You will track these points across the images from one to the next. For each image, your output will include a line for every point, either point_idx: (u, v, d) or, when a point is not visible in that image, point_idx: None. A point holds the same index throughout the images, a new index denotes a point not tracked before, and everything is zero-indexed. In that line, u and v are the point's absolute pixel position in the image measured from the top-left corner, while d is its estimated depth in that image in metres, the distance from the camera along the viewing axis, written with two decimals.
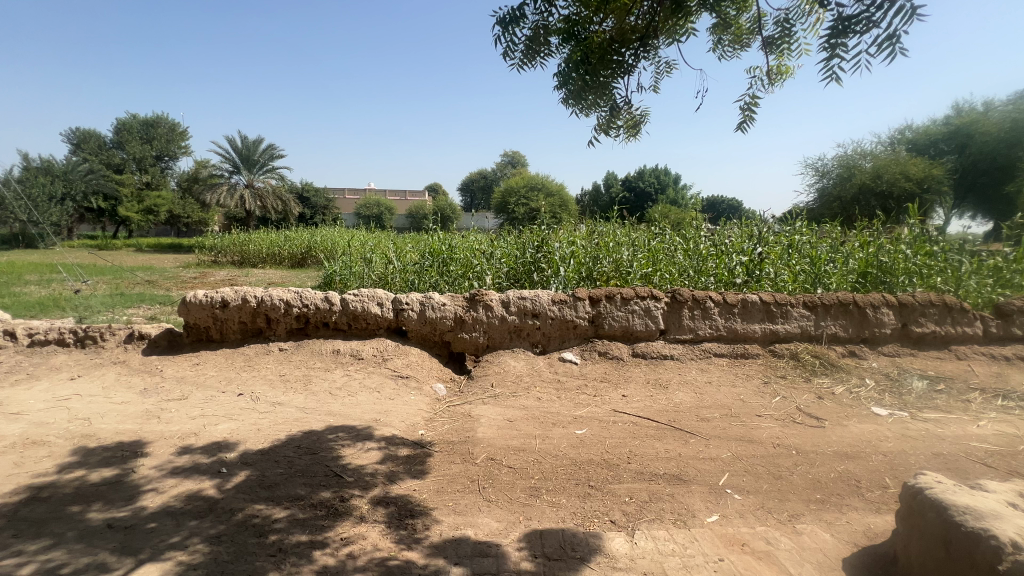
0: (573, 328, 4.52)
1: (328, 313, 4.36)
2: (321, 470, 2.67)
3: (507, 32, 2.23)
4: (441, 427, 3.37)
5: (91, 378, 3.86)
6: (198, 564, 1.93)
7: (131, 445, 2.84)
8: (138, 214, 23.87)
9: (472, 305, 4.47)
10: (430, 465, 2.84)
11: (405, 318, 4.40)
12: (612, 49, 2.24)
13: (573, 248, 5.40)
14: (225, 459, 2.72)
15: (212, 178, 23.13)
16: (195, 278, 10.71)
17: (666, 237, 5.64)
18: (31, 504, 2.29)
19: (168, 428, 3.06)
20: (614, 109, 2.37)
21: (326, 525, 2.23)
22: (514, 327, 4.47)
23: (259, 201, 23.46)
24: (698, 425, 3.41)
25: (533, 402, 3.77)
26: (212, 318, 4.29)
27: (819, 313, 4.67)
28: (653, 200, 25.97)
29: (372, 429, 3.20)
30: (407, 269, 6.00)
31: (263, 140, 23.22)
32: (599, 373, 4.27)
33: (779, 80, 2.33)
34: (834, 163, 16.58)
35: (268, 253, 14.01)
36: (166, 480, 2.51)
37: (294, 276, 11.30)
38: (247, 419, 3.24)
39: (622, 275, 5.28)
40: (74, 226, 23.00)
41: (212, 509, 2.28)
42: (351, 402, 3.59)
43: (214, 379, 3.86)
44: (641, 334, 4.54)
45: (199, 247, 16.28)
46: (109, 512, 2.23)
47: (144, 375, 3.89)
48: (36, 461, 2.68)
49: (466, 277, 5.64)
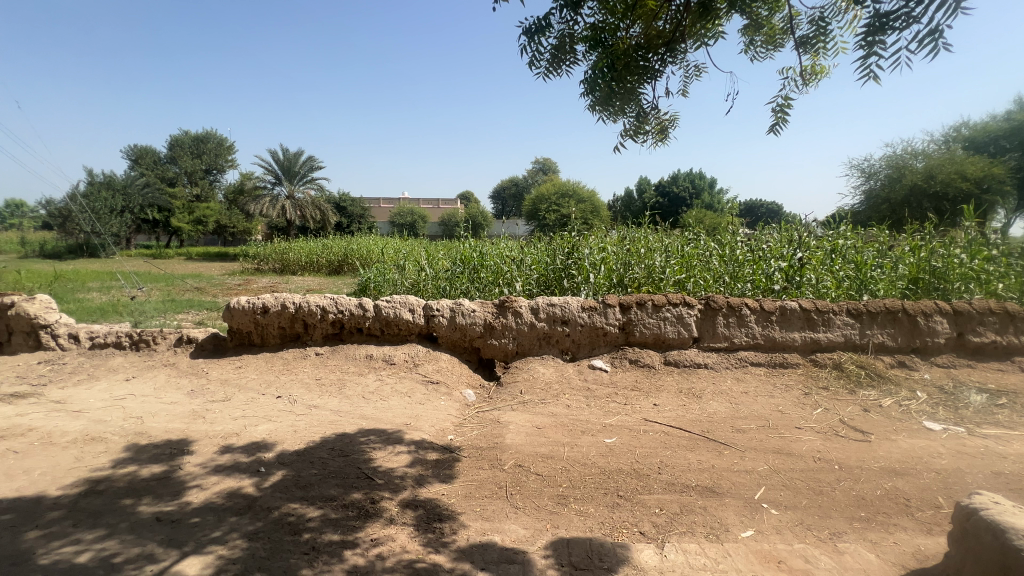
0: (603, 335, 4.48)
1: (362, 319, 4.48)
2: (353, 472, 2.74)
3: (533, 42, 2.26)
4: (470, 433, 3.40)
5: (144, 379, 4.11)
6: (236, 558, 2.01)
7: (179, 443, 3.01)
8: (189, 223, 25.39)
9: (502, 311, 4.50)
10: (458, 470, 2.87)
11: (436, 324, 4.47)
12: (638, 56, 2.24)
13: (604, 254, 5.35)
14: (263, 458, 2.84)
15: (258, 191, 24.46)
16: (241, 284, 11.22)
17: (700, 243, 5.53)
18: (89, 496, 2.45)
19: (212, 428, 3.22)
20: (642, 115, 2.34)
21: (357, 525, 2.29)
22: (543, 333, 4.47)
23: (300, 210, 24.46)
24: (733, 437, 3.30)
25: (562, 409, 3.75)
26: (254, 323, 4.48)
27: (864, 321, 4.45)
28: (688, 205, 25.42)
29: (403, 432, 3.27)
30: (438, 275, 6.11)
31: (304, 153, 24.18)
32: (630, 381, 4.21)
33: (813, 80, 2.26)
34: (882, 163, 15.77)
35: (306, 261, 14.56)
36: (209, 477, 2.63)
37: (334, 281, 11.87)
38: (285, 421, 3.37)
39: (654, 281, 5.20)
40: (131, 236, 24.78)
41: (250, 506, 2.37)
42: (382, 406, 3.68)
43: (255, 382, 4.04)
44: (673, 342, 4.45)
45: (243, 255, 17.07)
46: (158, 506, 2.36)
47: (191, 377, 4.11)
48: (93, 455, 2.87)
49: (496, 284, 5.72)
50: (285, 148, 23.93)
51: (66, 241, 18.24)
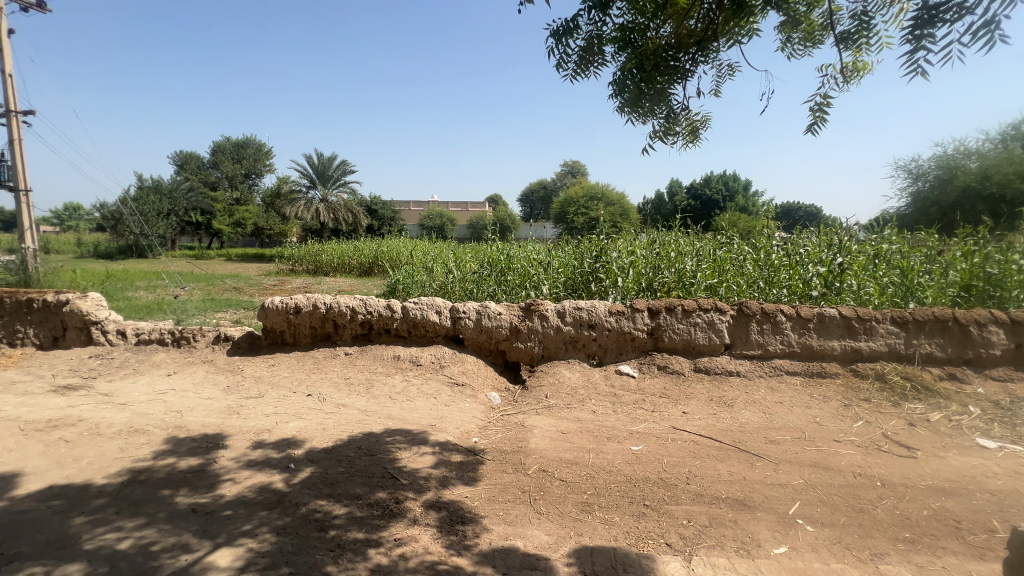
0: (630, 340, 4.40)
1: (390, 320, 4.54)
2: (379, 471, 2.77)
3: (561, 44, 2.24)
4: (494, 436, 3.40)
5: (184, 375, 4.29)
6: (265, 551, 2.06)
7: (215, 438, 3.12)
8: (229, 226, 26.43)
9: (528, 314, 4.48)
10: (482, 473, 2.87)
11: (463, 326, 4.49)
12: (668, 56, 2.20)
13: (633, 258, 5.27)
14: (293, 455, 2.91)
15: (294, 194, 25.29)
16: (276, 285, 11.61)
17: (734, 246, 5.37)
18: (131, 485, 2.56)
19: (246, 423, 3.33)
20: (671, 116, 2.29)
21: (381, 524, 2.32)
22: (570, 337, 4.43)
23: (333, 214, 25.14)
24: (767, 448, 3.18)
25: (587, 415, 3.71)
26: (287, 322, 4.61)
27: (910, 331, 4.22)
28: (722, 208, 24.78)
29: (428, 433, 3.29)
30: (466, 278, 6.15)
31: (338, 158, 24.87)
32: (658, 388, 4.12)
33: (854, 77, 2.16)
34: (932, 164, 14.97)
35: (338, 263, 14.95)
36: (242, 471, 2.72)
37: (365, 283, 12.12)
38: (314, 418, 3.45)
39: (685, 286, 5.09)
40: (176, 238, 26.05)
41: (279, 501, 2.44)
42: (408, 407, 3.72)
43: (287, 380, 4.15)
44: (703, 348, 4.33)
45: (279, 257, 17.66)
46: (193, 498, 2.45)
47: (228, 374, 4.27)
48: (135, 447, 3.01)
49: (523, 287, 5.71)
50: (320, 153, 24.67)
51: (117, 241, 19.31)
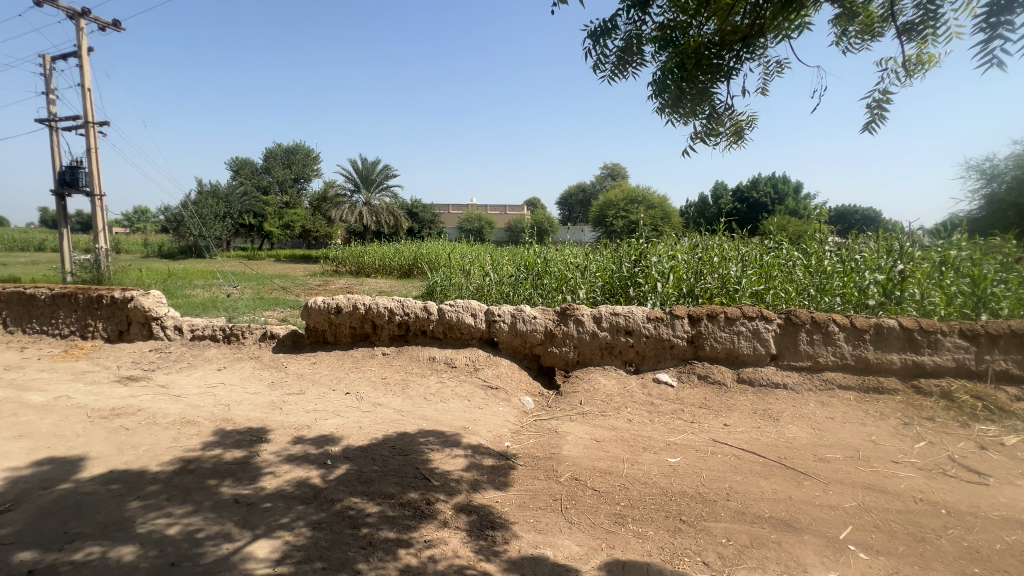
0: (669, 347, 4.27)
1: (426, 322, 4.61)
2: (412, 472, 2.81)
3: (598, 45, 2.19)
4: (526, 441, 3.37)
5: (233, 370, 4.51)
6: (301, 545, 2.12)
7: (258, 431, 3.25)
8: (279, 228, 27.70)
9: (563, 318, 4.43)
10: (513, 478, 2.85)
11: (497, 329, 4.50)
12: (711, 53, 2.10)
13: (673, 263, 5.12)
14: (330, 451, 3.00)
15: (339, 198, 26.24)
16: (320, 285, 12.06)
17: (782, 251, 5.12)
18: (182, 474, 2.71)
19: (287, 419, 3.46)
20: (714, 116, 2.18)
21: (412, 525, 2.34)
22: (606, 343, 4.34)
23: (375, 216, 25.88)
24: (815, 466, 2.99)
25: (622, 423, 3.62)
26: (328, 322, 4.76)
27: (982, 345, 3.87)
28: (769, 211, 23.72)
29: (461, 436, 3.31)
30: (502, 281, 6.16)
31: (381, 162, 25.60)
32: (698, 398, 3.97)
33: (919, 71, 1.99)
34: (1009, 163, 13.75)
35: (379, 264, 15.36)
36: (282, 465, 2.82)
37: (404, 285, 12.39)
38: (352, 416, 3.54)
39: (729, 292, 4.89)
40: (231, 239, 27.57)
41: (316, 497, 2.51)
42: (442, 408, 3.75)
43: (327, 378, 4.29)
44: (747, 358, 4.14)
45: (323, 258, 18.35)
46: (237, 489, 2.56)
47: (272, 370, 4.45)
48: (187, 437, 3.18)
49: (559, 290, 5.66)
50: (365, 158, 25.48)
51: (177, 242, 20.65)
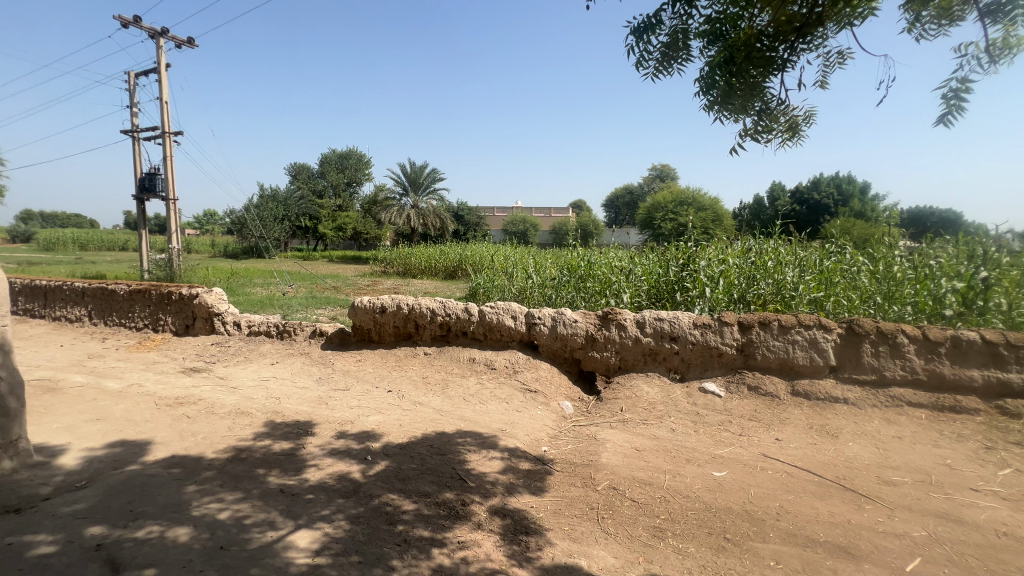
0: (717, 355, 4.08)
1: (467, 323, 4.65)
2: (448, 472, 2.83)
3: (642, 42, 2.13)
4: (564, 447, 3.32)
5: (284, 365, 4.74)
6: (339, 538, 2.18)
7: (305, 425, 3.39)
8: (332, 230, 28.95)
9: (605, 323, 4.34)
10: (549, 484, 2.81)
11: (538, 332, 4.47)
12: (763, 46, 1.99)
13: (724, 267, 4.90)
14: (371, 447, 3.07)
15: (389, 202, 27.10)
16: (369, 285, 12.48)
17: (845, 256, 4.79)
18: (234, 462, 2.86)
19: (332, 414, 3.58)
20: (767, 111, 2.05)
21: (446, 525, 2.35)
22: (649, 349, 4.21)
23: (423, 219, 26.51)
24: (878, 489, 2.76)
25: (665, 433, 3.49)
26: (373, 321, 4.91)
27: None
28: (832, 213, 22.25)
29: (498, 438, 3.30)
30: (545, 284, 6.13)
31: (429, 166, 26.22)
32: (747, 410, 3.76)
33: (1006, 56, 1.78)
34: None
35: (425, 266, 15.72)
36: (325, 459, 2.92)
37: (448, 286, 12.61)
38: (393, 414, 3.62)
39: (784, 299, 4.62)
40: (288, 241, 29.11)
41: (355, 491, 2.57)
42: (481, 410, 3.77)
43: (371, 376, 4.42)
44: (803, 369, 3.89)
45: (373, 259, 19.00)
46: (283, 479, 2.68)
47: (320, 367, 4.64)
48: (240, 427, 3.37)
49: (603, 294, 5.55)
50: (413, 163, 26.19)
51: (240, 243, 22.05)
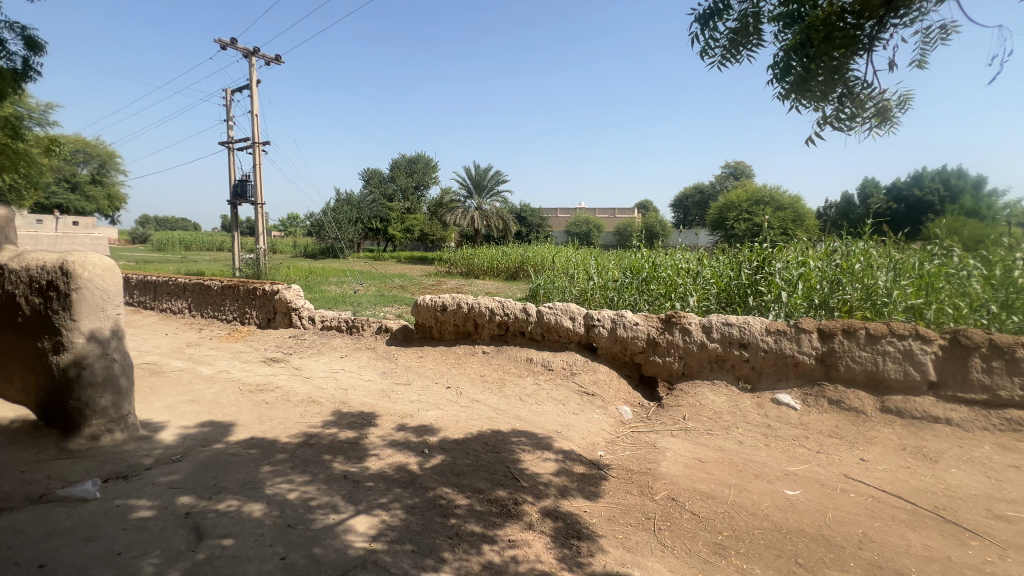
0: (793, 365, 3.78)
1: (525, 323, 4.66)
2: (502, 470, 2.85)
3: (707, 29, 2.02)
4: (621, 453, 3.23)
5: (352, 358, 5.02)
6: (395, 526, 2.26)
7: (369, 416, 3.57)
8: (401, 232, 30.28)
9: (668, 326, 4.17)
10: (604, 490, 2.74)
11: (597, 335, 4.38)
12: (846, 25, 1.81)
13: (803, 270, 4.52)
14: (429, 441, 3.17)
15: (454, 204, 27.87)
16: (433, 285, 12.91)
17: (952, 259, 4.24)
18: (304, 446, 3.07)
19: (393, 407, 3.74)
20: (851, 96, 1.87)
21: (498, 522, 2.37)
22: (716, 356, 3.99)
23: (486, 221, 26.98)
24: (987, 524, 2.41)
25: (731, 445, 3.29)
26: (435, 319, 5.07)
27: None
28: (937, 211, 19.85)
29: (553, 439, 3.28)
30: (607, 285, 6.00)
31: (493, 169, 26.65)
32: (827, 425, 3.45)
33: None
34: None
35: (487, 266, 15.98)
36: (386, 449, 3.05)
37: (509, 287, 12.71)
38: (450, 410, 3.71)
39: (874, 306, 4.18)
40: (361, 242, 30.84)
41: (412, 482, 2.66)
42: (536, 410, 3.75)
43: (431, 372, 4.55)
44: (896, 384, 3.49)
45: (437, 260, 19.62)
46: (346, 466, 2.83)
47: (385, 361, 4.86)
48: (311, 415, 3.61)
49: (667, 297, 5.34)
50: (478, 165, 26.74)
51: (318, 244, 23.68)
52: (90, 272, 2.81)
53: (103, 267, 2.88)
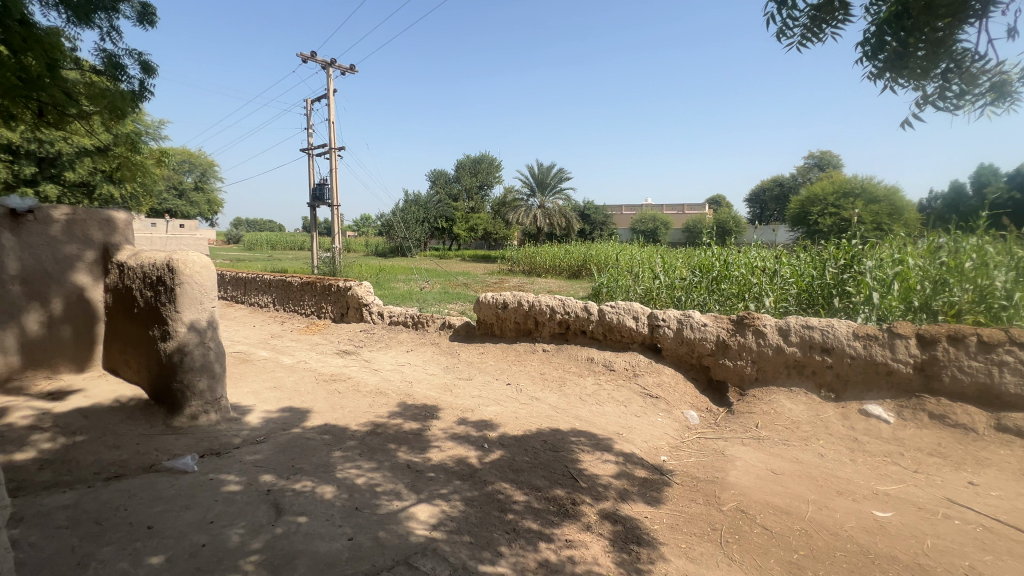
0: (885, 374, 3.42)
1: (587, 322, 4.60)
2: (560, 469, 2.83)
3: (784, 9, 1.87)
4: (686, 459, 3.09)
5: (417, 352, 5.22)
6: (454, 517, 2.32)
7: (432, 409, 3.69)
8: (465, 231, 31.02)
9: (739, 328, 3.93)
10: (666, 496, 2.64)
11: (661, 335, 4.23)
12: None
13: (900, 269, 4.07)
14: (488, 436, 3.22)
15: (516, 202, 28.10)
16: (495, 282, 13.12)
17: None
18: (372, 435, 3.23)
19: (455, 401, 3.84)
20: (958, 69, 1.64)
21: (555, 521, 2.35)
22: (794, 361, 3.70)
23: (549, 219, 26.93)
24: None
25: (810, 457, 3.03)
26: (496, 316, 5.14)
27: None
28: None
29: (613, 441, 3.20)
30: (674, 285, 5.76)
31: (555, 167, 26.54)
32: (928, 442, 3.08)
33: None
34: None
35: (549, 264, 15.96)
36: (447, 442, 3.14)
37: (570, 285, 12.62)
38: (510, 406, 3.75)
39: (990, 310, 3.67)
40: (427, 241, 31.97)
41: (471, 475, 2.72)
42: (597, 410, 3.69)
43: (492, 368, 4.62)
44: (1016, 400, 3.05)
45: (500, 258, 19.90)
46: (410, 456, 2.94)
47: (448, 357, 5.00)
48: (379, 405, 3.79)
49: (740, 297, 5.03)
50: (541, 164, 26.74)
51: (387, 243, 24.86)
52: (190, 269, 3.15)
53: (200, 264, 3.19)
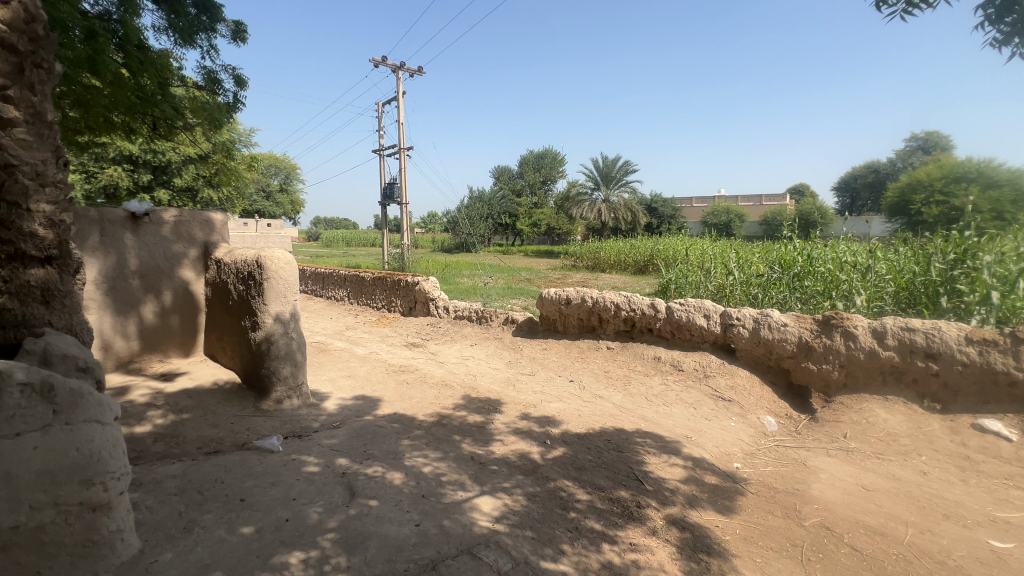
0: (1006, 384, 2.99)
1: (654, 320, 4.44)
2: (624, 470, 2.76)
3: None
4: (762, 467, 2.89)
5: (481, 347, 5.32)
6: (516, 511, 2.34)
7: (495, 403, 3.74)
8: (528, 226, 31.11)
9: (825, 329, 3.61)
10: (740, 506, 2.49)
11: (735, 335, 3.99)
12: None
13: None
14: (550, 433, 3.21)
15: (580, 197, 27.71)
16: (559, 278, 13.04)
17: None
18: (437, 426, 3.34)
19: (518, 396, 3.87)
20: None
21: (619, 523, 2.30)
22: (891, 367, 3.34)
23: (613, 213, 26.32)
24: None
25: (909, 474, 2.73)
26: (559, 312, 5.11)
27: None
28: None
29: (681, 444, 3.07)
30: (750, 281, 5.40)
31: (621, 159, 25.85)
32: None
33: None
34: None
35: (614, 260, 15.61)
36: (510, 436, 3.17)
37: (636, 281, 12.27)
38: (572, 404, 3.71)
39: None
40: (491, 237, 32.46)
41: (533, 471, 2.72)
42: (664, 412, 3.56)
43: (554, 364, 4.60)
44: None
45: (563, 253, 19.76)
46: (474, 448, 3.00)
47: (511, 352, 5.05)
48: (444, 397, 3.91)
49: (826, 295, 4.61)
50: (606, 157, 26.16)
51: (453, 239, 25.55)
52: (275, 265, 3.40)
53: (283, 260, 3.44)
